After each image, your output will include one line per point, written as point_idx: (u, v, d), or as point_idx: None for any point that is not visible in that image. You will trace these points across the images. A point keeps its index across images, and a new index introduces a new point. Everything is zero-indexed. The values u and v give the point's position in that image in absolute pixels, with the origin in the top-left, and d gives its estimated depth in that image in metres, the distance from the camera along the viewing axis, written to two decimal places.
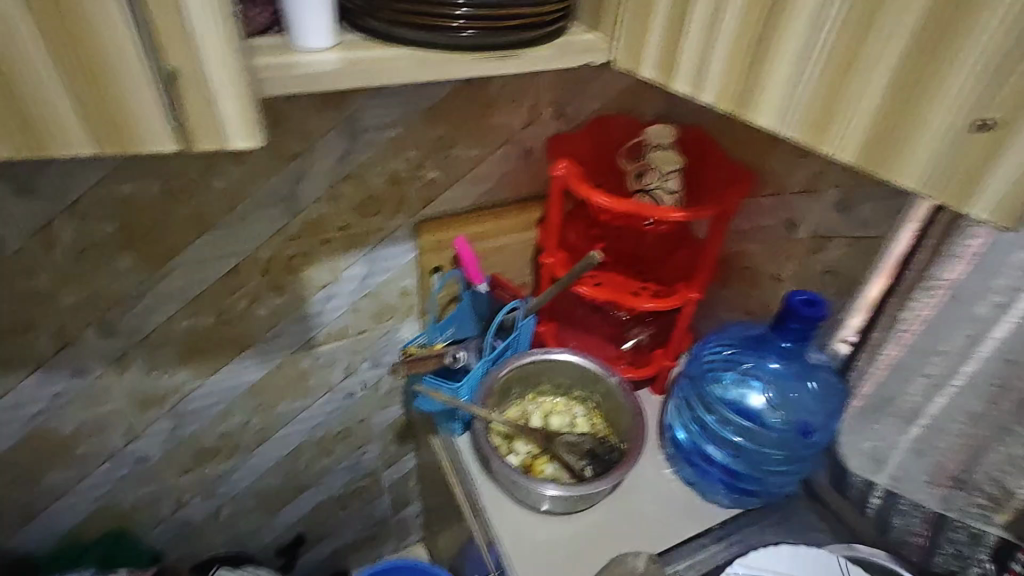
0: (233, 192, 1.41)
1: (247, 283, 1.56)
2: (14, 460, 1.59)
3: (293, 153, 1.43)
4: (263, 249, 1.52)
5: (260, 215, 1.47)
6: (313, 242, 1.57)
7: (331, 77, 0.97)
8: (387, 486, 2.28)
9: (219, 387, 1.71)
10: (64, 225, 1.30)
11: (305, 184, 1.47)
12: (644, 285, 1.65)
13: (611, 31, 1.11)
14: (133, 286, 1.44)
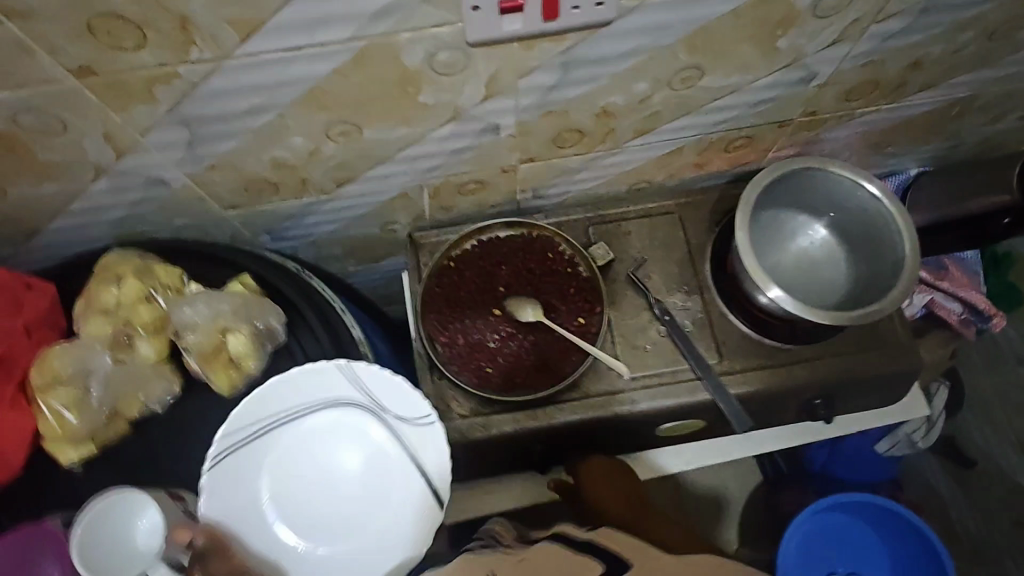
0: (411, 40, 0.56)
1: (447, 120, 0.70)
2: (385, 195, 0.84)
3: (426, 74, 0.61)
4: (441, 119, 0.69)
5: (347, 88, 0.61)
6: (469, 98, 0.66)
7: (645, 185, 0.84)
8: (702, 138, 0.85)
9: (379, 174, 0.78)
10: (391, 99, 0.64)
11: (462, 89, 0.64)
12: (795, 379, 0.86)
13: (869, 223, 0.82)
14: (366, 93, 0.62)
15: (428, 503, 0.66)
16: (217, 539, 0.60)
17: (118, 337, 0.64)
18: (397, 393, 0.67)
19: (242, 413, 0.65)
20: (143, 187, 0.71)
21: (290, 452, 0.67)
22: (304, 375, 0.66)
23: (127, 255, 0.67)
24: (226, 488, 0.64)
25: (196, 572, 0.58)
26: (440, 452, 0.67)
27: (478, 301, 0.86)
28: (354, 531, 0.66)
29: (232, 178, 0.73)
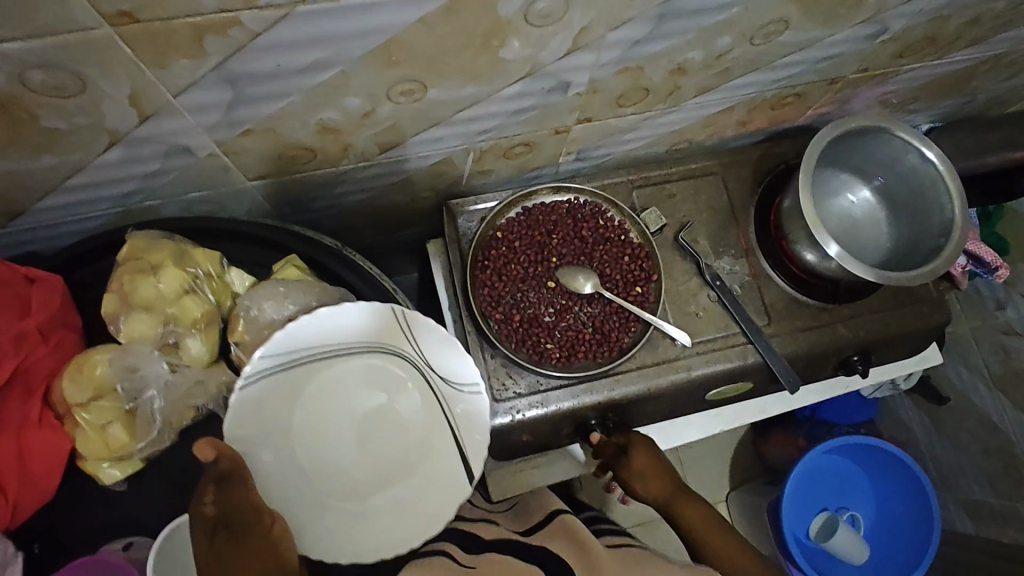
0: None
1: (517, 78, 0.62)
2: (429, 160, 0.77)
3: (514, 25, 0.53)
4: (512, 75, 0.62)
5: (423, 40, 0.53)
6: (549, 53, 0.59)
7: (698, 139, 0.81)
8: (757, 96, 0.82)
9: (429, 136, 0.71)
10: (465, 54, 0.56)
11: (547, 42, 0.57)
12: (834, 337, 0.87)
13: (916, 184, 0.82)
14: (442, 48, 0.54)
15: (451, 471, 0.62)
16: (239, 464, 0.53)
17: (165, 335, 0.55)
18: (447, 355, 0.62)
19: (279, 344, 0.57)
20: (166, 156, 0.61)
21: (326, 395, 0.63)
22: (342, 315, 0.59)
23: (157, 239, 0.58)
24: (264, 417, 0.59)
25: (209, 499, 0.51)
26: (478, 432, 0.62)
27: (530, 271, 0.82)
28: (376, 482, 0.63)
29: (267, 146, 0.64)
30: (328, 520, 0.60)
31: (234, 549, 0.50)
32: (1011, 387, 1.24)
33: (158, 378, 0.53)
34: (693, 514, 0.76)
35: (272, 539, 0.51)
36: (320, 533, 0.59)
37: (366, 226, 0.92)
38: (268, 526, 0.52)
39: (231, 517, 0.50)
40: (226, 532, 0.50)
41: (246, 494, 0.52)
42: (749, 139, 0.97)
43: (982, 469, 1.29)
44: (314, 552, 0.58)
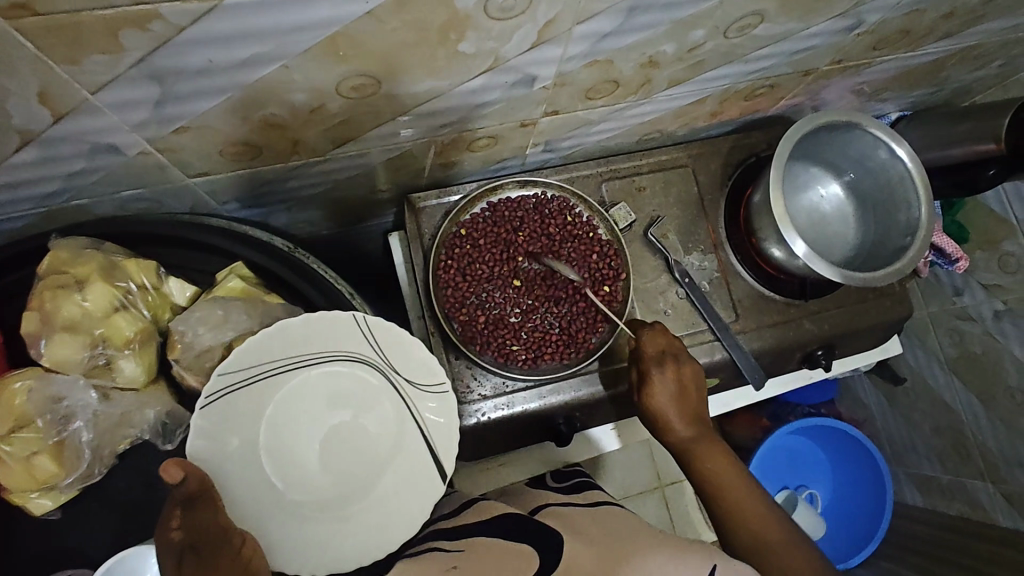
0: None
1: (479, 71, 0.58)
2: (388, 154, 0.72)
3: (474, 19, 0.49)
4: (474, 69, 0.57)
5: (373, 35, 0.48)
6: (513, 47, 0.55)
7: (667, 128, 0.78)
8: (730, 88, 0.80)
9: (385, 130, 0.66)
10: (422, 48, 0.52)
11: (510, 36, 0.53)
12: (799, 332, 0.88)
13: (885, 180, 0.82)
14: (396, 42, 0.50)
15: (426, 473, 0.60)
16: (206, 486, 0.48)
17: (94, 357, 0.51)
18: (414, 356, 0.62)
19: (238, 357, 0.55)
20: (90, 155, 0.54)
21: (287, 410, 0.58)
22: (307, 324, 0.58)
23: (82, 250, 0.53)
24: (224, 435, 0.55)
25: (175, 524, 0.45)
26: (449, 430, 0.61)
27: (496, 269, 0.79)
28: (348, 497, 0.58)
29: (206, 143, 0.58)
30: (302, 537, 0.56)
31: (202, 569, 0.43)
32: (964, 370, 1.25)
33: (86, 407, 0.51)
34: (705, 453, 0.69)
35: (243, 559, 0.45)
36: (296, 550, 0.55)
37: (321, 219, 0.87)
38: (241, 548, 0.46)
39: (199, 539, 0.45)
40: (195, 554, 0.44)
41: (217, 516, 0.46)
42: (720, 128, 0.95)
43: (932, 446, 1.33)
44: (291, 569, 0.55)
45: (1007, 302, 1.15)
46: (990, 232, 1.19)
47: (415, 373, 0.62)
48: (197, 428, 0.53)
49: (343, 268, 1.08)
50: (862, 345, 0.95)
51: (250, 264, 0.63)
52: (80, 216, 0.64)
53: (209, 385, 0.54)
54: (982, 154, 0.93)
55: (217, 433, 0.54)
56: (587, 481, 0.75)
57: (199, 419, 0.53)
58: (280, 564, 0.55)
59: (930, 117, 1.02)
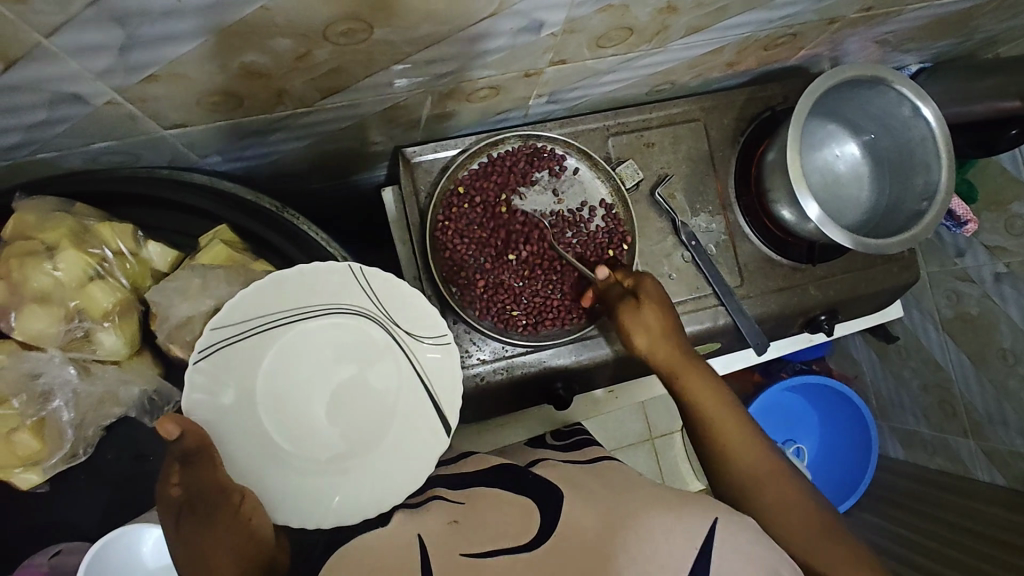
0: None
1: (481, 16, 0.52)
2: (381, 105, 0.67)
3: None
4: (477, 14, 0.52)
5: None
6: None
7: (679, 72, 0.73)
8: (751, 36, 0.74)
9: (378, 80, 0.61)
10: None
11: None
12: (803, 298, 0.86)
13: (905, 140, 0.78)
14: None
15: (431, 428, 0.58)
16: (206, 443, 0.49)
17: (70, 331, 0.47)
18: (414, 307, 0.60)
19: (231, 310, 0.53)
20: (51, 105, 0.49)
21: (287, 362, 0.57)
22: (301, 276, 0.56)
23: (51, 214, 0.49)
24: (220, 385, 0.53)
25: (175, 480, 0.47)
26: (453, 382, 0.60)
27: (496, 232, 0.76)
28: (352, 451, 0.57)
29: (182, 93, 0.53)
30: (306, 490, 0.55)
31: (202, 527, 0.45)
32: (957, 330, 1.21)
33: (65, 384, 0.48)
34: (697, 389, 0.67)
35: (239, 515, 0.47)
36: (300, 503, 0.54)
37: (311, 172, 0.81)
38: (239, 504, 0.48)
39: (197, 498, 0.46)
40: (191, 514, 0.46)
41: (214, 474, 0.48)
42: (734, 80, 0.89)
43: (918, 402, 1.31)
44: (294, 522, 0.54)
45: (1009, 265, 1.11)
46: (1001, 192, 1.13)
47: (415, 326, 0.60)
48: (193, 381, 0.51)
49: (333, 222, 1.03)
50: (864, 309, 0.94)
51: (235, 228, 0.59)
52: (48, 169, 0.59)
53: (202, 340, 0.52)
54: (1004, 112, 0.88)
55: (214, 388, 0.53)
56: (587, 440, 0.75)
57: (194, 372, 0.52)
58: (282, 517, 0.53)
59: (953, 69, 0.96)
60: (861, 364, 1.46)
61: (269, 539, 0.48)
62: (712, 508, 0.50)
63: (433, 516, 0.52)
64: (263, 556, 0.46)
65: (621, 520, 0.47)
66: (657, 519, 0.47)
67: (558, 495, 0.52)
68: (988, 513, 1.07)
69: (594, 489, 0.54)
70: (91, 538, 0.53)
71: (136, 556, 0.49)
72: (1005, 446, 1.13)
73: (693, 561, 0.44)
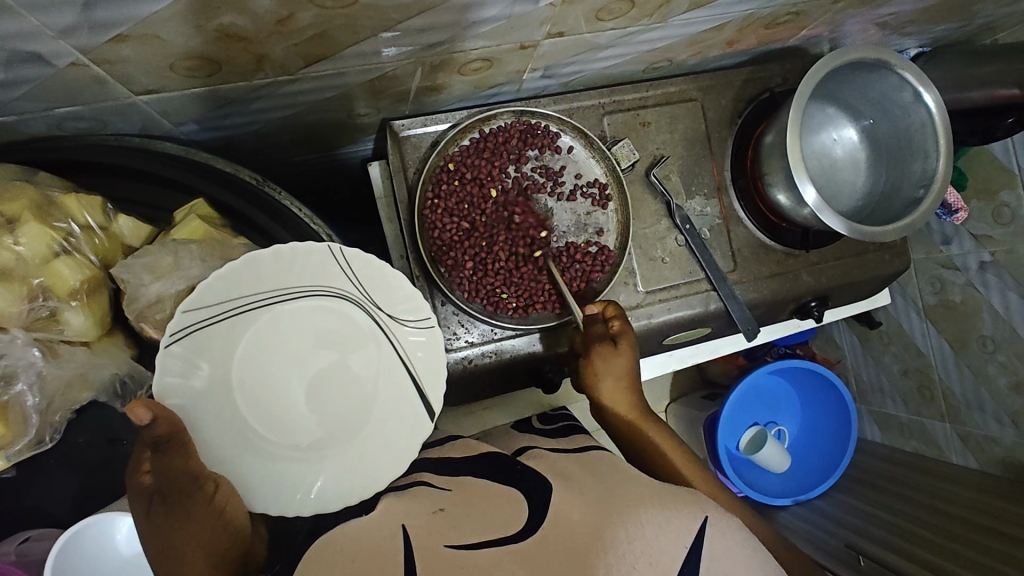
0: None
1: None
2: (367, 75, 0.64)
3: None
4: None
5: None
6: None
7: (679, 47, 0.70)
8: (755, 12, 0.71)
9: (364, 48, 0.57)
10: None
11: None
12: (795, 284, 0.85)
13: (904, 126, 0.77)
14: None
15: (414, 413, 0.57)
16: (178, 428, 0.46)
17: (34, 310, 0.44)
18: (397, 289, 0.57)
19: (205, 292, 0.50)
20: (8, 64, 0.45)
21: (265, 346, 0.55)
22: (279, 256, 0.53)
23: (12, 182, 0.46)
24: (193, 368, 0.51)
25: (147, 467, 0.45)
26: (437, 366, 0.58)
27: (483, 213, 0.74)
28: (333, 438, 0.55)
29: (154, 56, 0.49)
30: (283, 476, 0.53)
31: (175, 517, 0.45)
32: (939, 317, 1.22)
33: (30, 366, 0.46)
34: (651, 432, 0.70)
35: (213, 506, 0.47)
36: (277, 490, 0.53)
37: (292, 144, 0.78)
38: (212, 494, 0.47)
39: (169, 487, 0.45)
40: (164, 503, 0.45)
41: (188, 463, 0.46)
42: (732, 59, 0.87)
43: (897, 386, 1.33)
44: (273, 510, 0.52)
45: (994, 254, 1.11)
46: (989, 180, 1.12)
47: (398, 309, 0.58)
48: (166, 366, 0.49)
49: (314, 197, 1.00)
50: (855, 295, 0.94)
51: (212, 202, 0.57)
52: (10, 134, 0.55)
53: (173, 324, 0.49)
54: (1001, 100, 0.87)
55: (189, 371, 0.50)
56: (574, 425, 0.74)
57: (167, 356, 0.49)
58: (259, 504, 0.52)
59: (951, 54, 0.95)
60: (843, 348, 1.47)
61: (241, 529, 0.48)
62: (703, 506, 0.49)
63: (417, 502, 0.51)
64: (237, 548, 0.47)
65: (614, 515, 0.45)
66: (649, 514, 0.46)
67: (547, 489, 0.51)
68: (962, 495, 1.10)
69: (585, 482, 0.53)
70: (62, 524, 0.51)
71: (111, 545, 0.47)
72: (980, 431, 1.15)
73: (684, 557, 0.43)
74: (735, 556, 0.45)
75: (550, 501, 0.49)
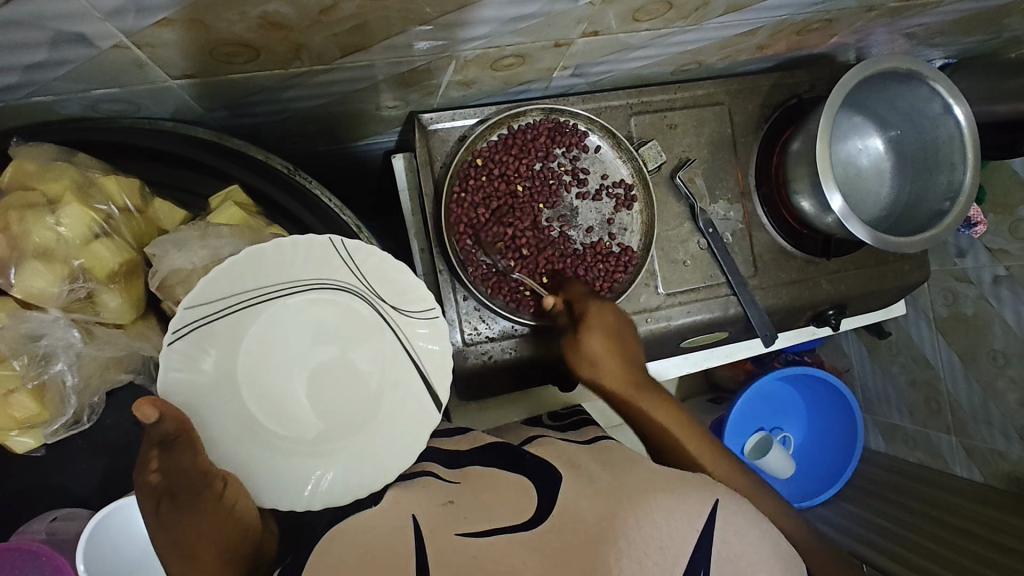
0: None
1: None
2: (400, 67, 0.63)
3: None
4: None
5: None
6: None
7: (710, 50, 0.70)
8: (789, 17, 0.71)
9: (401, 41, 0.57)
10: None
11: None
12: (813, 292, 0.85)
13: (933, 138, 0.77)
14: None
15: (420, 404, 0.57)
16: (184, 423, 0.46)
17: (73, 291, 0.44)
18: (400, 281, 0.57)
19: (206, 288, 0.49)
20: (53, 45, 0.45)
21: (270, 337, 0.55)
22: (280, 250, 0.52)
23: (51, 163, 0.46)
24: (200, 360, 0.51)
25: (154, 467, 0.44)
26: (444, 358, 0.58)
27: (494, 211, 0.74)
28: (339, 431, 0.55)
29: (195, 41, 0.49)
30: (294, 469, 0.53)
31: (183, 517, 0.43)
32: (951, 329, 1.22)
33: (69, 347, 0.45)
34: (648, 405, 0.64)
35: (222, 503, 0.46)
36: (286, 484, 0.53)
37: (317, 133, 0.78)
38: (221, 491, 0.46)
39: (178, 485, 0.44)
40: (173, 501, 0.43)
41: (195, 460, 0.46)
42: (760, 64, 0.87)
43: (904, 397, 1.32)
44: (283, 505, 0.52)
45: (1009, 268, 1.11)
46: (1007, 195, 1.12)
47: (401, 301, 0.57)
48: (169, 362, 0.48)
49: (332, 186, 0.99)
50: (872, 305, 0.94)
51: (248, 189, 0.57)
52: (46, 114, 0.56)
53: (176, 321, 0.48)
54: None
55: (194, 364, 0.50)
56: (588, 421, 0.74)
57: (170, 352, 0.48)
58: (270, 500, 0.52)
59: (979, 67, 0.94)
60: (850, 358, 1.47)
61: (251, 525, 0.48)
62: (712, 489, 0.49)
63: (428, 495, 0.51)
64: (247, 545, 0.47)
65: (625, 502, 0.45)
66: (661, 499, 0.46)
67: (556, 476, 0.51)
68: (966, 508, 1.10)
69: (594, 470, 0.52)
70: (88, 505, 0.51)
71: (136, 529, 0.47)
72: (987, 445, 1.15)
73: (695, 545, 0.43)
74: (747, 545, 0.45)
75: (559, 488, 0.49)
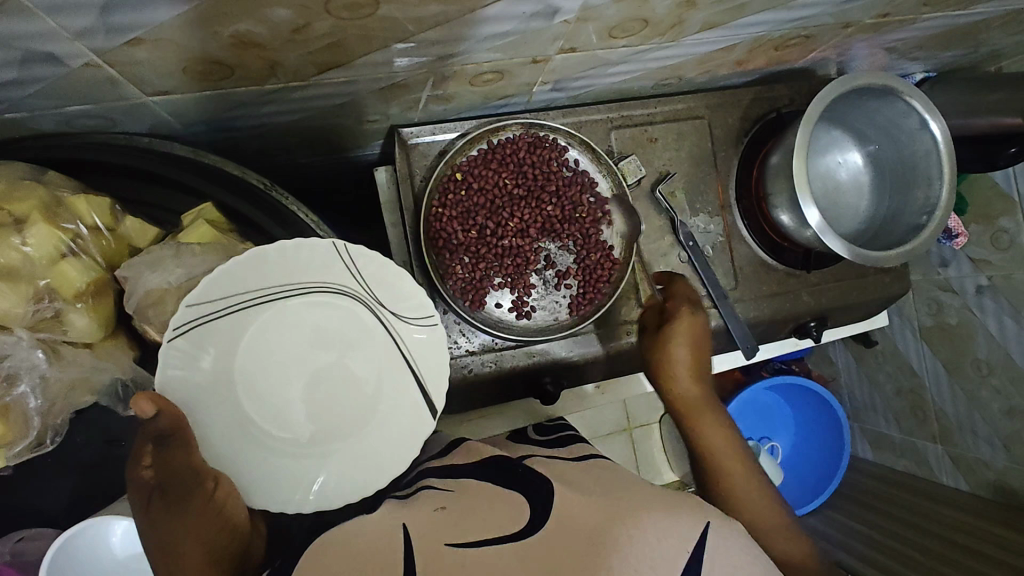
0: None
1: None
2: (377, 82, 0.63)
3: None
4: None
5: None
6: None
7: None
8: (765, 33, 0.72)
9: (375, 58, 0.57)
10: None
11: None
12: (793, 305, 0.85)
13: (910, 152, 0.78)
14: None
15: (417, 412, 0.57)
16: (181, 423, 0.46)
17: (39, 310, 0.44)
18: (401, 288, 0.57)
19: (209, 286, 0.49)
20: (22, 63, 0.45)
21: (267, 340, 0.54)
22: (284, 252, 0.52)
23: (21, 180, 0.46)
24: (195, 361, 0.50)
25: (147, 462, 0.45)
26: (440, 365, 0.58)
27: (489, 216, 0.74)
28: (335, 435, 0.55)
29: (168, 59, 0.49)
30: (284, 477, 0.53)
31: (173, 514, 0.44)
32: (935, 339, 1.22)
33: (33, 368, 0.46)
34: (707, 428, 0.68)
35: (211, 504, 0.46)
36: (274, 489, 0.53)
37: (298, 146, 0.77)
38: (212, 492, 0.46)
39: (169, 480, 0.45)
40: (161, 499, 0.44)
41: (187, 458, 0.46)
42: (740, 78, 0.87)
43: (890, 406, 1.33)
44: (272, 508, 0.52)
45: (991, 279, 1.11)
46: (989, 206, 1.13)
47: (402, 308, 0.57)
48: (167, 357, 0.48)
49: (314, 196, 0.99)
50: (853, 317, 0.95)
51: (221, 206, 0.57)
52: (19, 130, 0.55)
53: (177, 316, 0.49)
54: (1006, 129, 0.87)
55: (191, 364, 0.50)
56: (571, 433, 0.74)
57: (168, 348, 0.48)
58: (260, 501, 0.52)
59: (958, 80, 0.95)
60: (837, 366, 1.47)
61: (240, 530, 0.47)
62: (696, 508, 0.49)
63: (419, 507, 0.50)
64: (235, 548, 0.46)
65: (613, 518, 0.45)
66: (652, 514, 0.45)
67: (545, 491, 0.50)
68: (950, 516, 1.10)
69: (584, 486, 0.52)
70: (57, 524, 0.51)
71: (100, 551, 0.47)
72: (972, 454, 1.15)
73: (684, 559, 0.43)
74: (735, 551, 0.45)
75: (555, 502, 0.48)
